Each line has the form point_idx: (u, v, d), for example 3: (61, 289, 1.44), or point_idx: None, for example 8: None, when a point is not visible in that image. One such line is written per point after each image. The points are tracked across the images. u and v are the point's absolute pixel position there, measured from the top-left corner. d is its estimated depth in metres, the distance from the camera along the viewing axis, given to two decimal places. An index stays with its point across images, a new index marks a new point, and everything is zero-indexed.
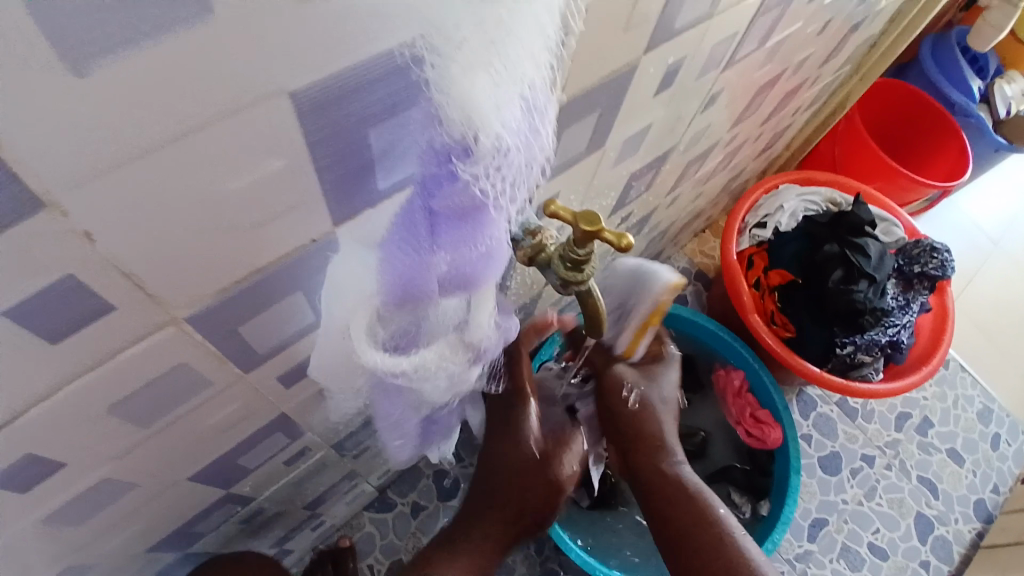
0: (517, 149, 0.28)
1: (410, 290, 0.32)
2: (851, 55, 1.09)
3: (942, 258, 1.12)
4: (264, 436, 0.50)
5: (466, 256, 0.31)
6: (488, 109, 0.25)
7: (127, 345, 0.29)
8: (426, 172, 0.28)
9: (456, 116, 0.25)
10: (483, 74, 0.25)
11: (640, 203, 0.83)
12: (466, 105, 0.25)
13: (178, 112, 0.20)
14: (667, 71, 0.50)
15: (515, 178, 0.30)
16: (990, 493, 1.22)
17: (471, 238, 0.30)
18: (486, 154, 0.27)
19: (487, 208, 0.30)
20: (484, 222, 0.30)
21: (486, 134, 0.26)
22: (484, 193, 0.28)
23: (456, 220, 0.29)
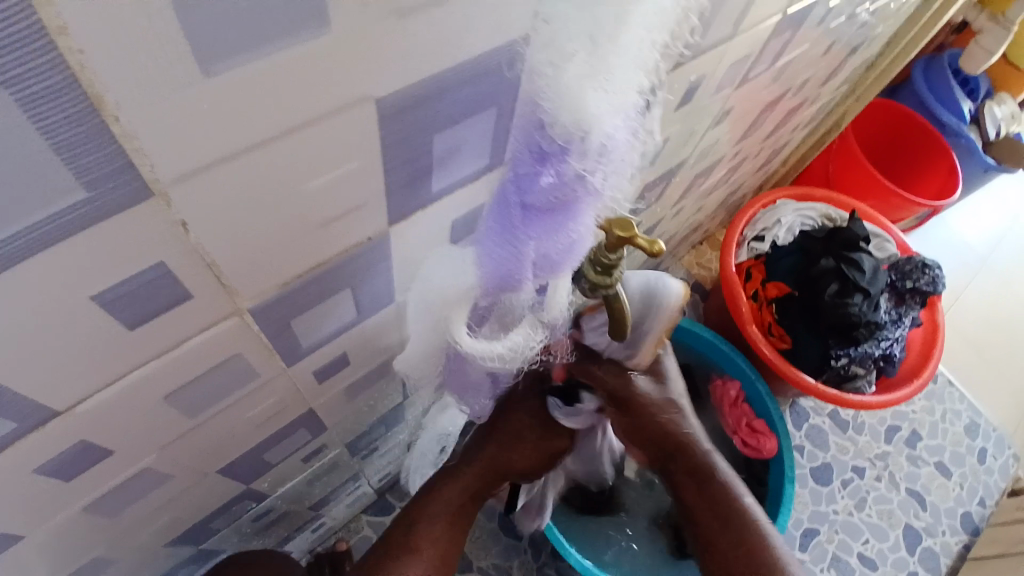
0: (619, 146, 0.29)
1: (500, 275, 0.35)
2: (849, 77, 1.12)
3: (933, 275, 1.16)
4: (289, 432, 0.51)
5: (554, 246, 0.34)
6: (599, 113, 0.27)
7: (194, 334, 0.30)
8: (523, 172, 0.30)
9: (567, 121, 0.27)
10: (593, 80, 0.26)
11: (648, 214, 0.85)
12: (576, 110, 0.26)
13: (281, 113, 0.22)
14: (688, 87, 0.53)
15: (614, 173, 0.31)
16: (977, 506, 1.25)
17: (562, 230, 0.33)
18: (591, 153, 0.28)
19: (581, 202, 0.32)
20: (575, 216, 0.32)
21: (597, 134, 0.27)
22: (584, 189, 0.30)
23: (549, 214, 0.31)
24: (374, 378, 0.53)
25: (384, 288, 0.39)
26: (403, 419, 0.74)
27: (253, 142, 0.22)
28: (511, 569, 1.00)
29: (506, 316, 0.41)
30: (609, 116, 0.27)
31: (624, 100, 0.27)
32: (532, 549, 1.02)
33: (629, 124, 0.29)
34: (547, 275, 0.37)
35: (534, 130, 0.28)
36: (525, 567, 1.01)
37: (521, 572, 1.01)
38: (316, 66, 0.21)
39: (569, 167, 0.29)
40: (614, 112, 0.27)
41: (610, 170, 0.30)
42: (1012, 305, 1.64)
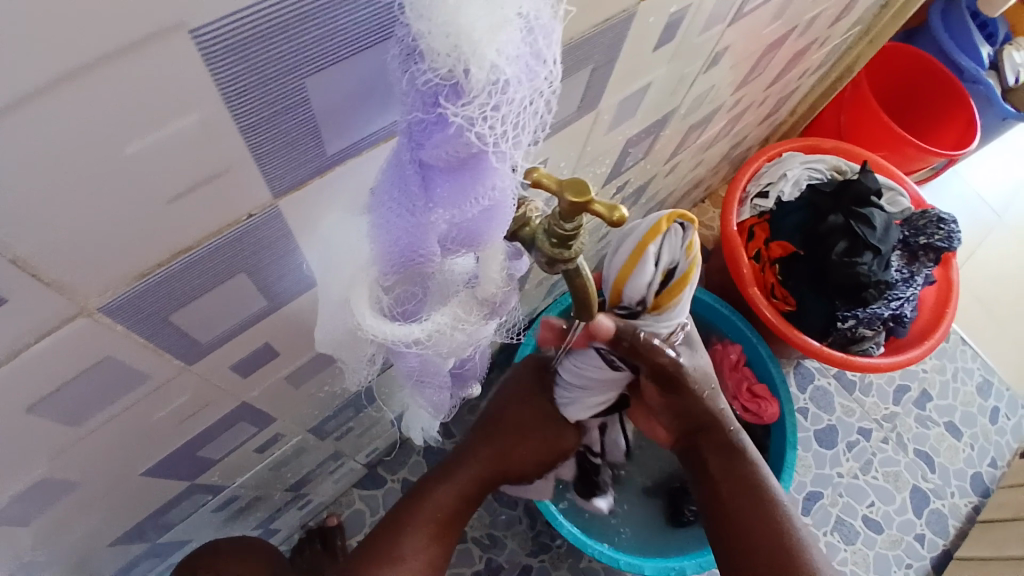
0: (519, 85, 0.22)
1: (405, 251, 0.29)
2: (863, 14, 1.02)
3: (949, 230, 1.08)
4: (228, 425, 0.46)
5: (467, 214, 0.27)
6: (478, 34, 0.21)
7: (31, 341, 0.24)
8: (412, 118, 0.24)
9: (440, 46, 0.21)
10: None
11: (638, 171, 0.77)
12: (447, 33, 0.21)
13: (49, 51, 0.16)
14: (669, 22, 0.45)
15: (521, 127, 0.24)
16: (988, 467, 1.21)
17: (470, 196, 0.26)
18: (481, 90, 0.22)
19: (489, 159, 0.25)
20: (485, 176, 0.25)
21: (478, 65, 0.21)
22: (482, 143, 0.23)
23: (450, 173, 0.25)
24: (320, 364, 0.48)
25: (299, 272, 0.33)
26: (375, 398, 0.69)
27: (12, 99, 0.17)
28: (504, 539, 0.97)
29: (437, 292, 0.35)
30: (490, 39, 0.21)
31: (511, 21, 0.21)
32: (526, 518, 0.99)
33: (533, 55, 0.23)
34: (469, 247, 0.30)
35: (411, 64, 0.22)
36: (519, 537, 0.98)
37: (515, 542, 0.98)
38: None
39: (453, 113, 0.22)
40: (498, 33, 0.21)
41: (516, 123, 0.24)
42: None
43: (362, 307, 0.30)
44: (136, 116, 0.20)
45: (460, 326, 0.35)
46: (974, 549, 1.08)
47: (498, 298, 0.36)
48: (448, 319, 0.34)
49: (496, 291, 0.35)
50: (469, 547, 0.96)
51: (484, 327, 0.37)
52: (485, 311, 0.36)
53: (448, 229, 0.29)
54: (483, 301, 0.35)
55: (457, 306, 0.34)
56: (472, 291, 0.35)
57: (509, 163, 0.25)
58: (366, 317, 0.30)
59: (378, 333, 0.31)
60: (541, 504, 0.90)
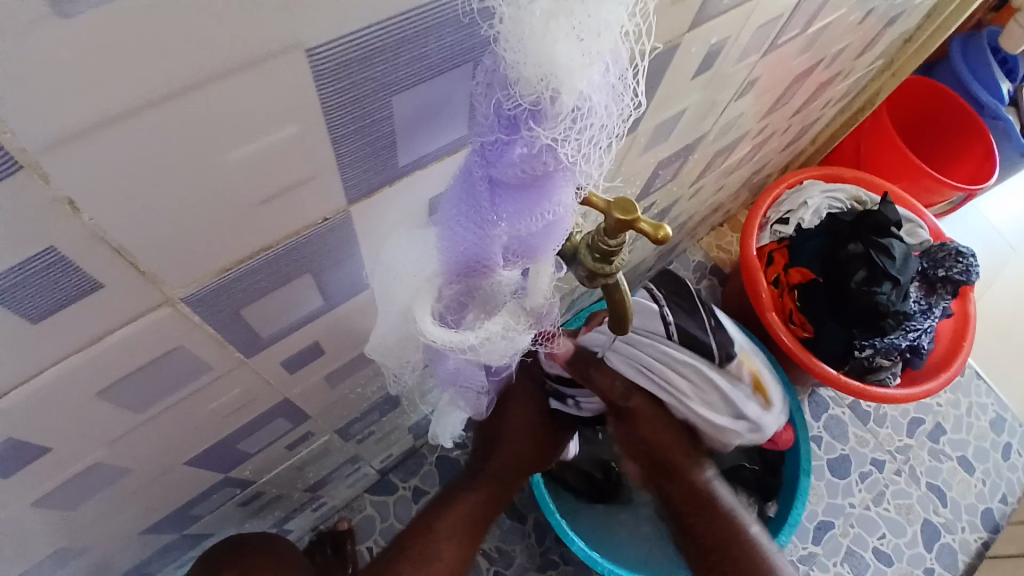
0: (600, 111, 0.24)
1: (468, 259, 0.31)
2: (887, 48, 1.04)
3: (967, 263, 1.09)
4: (267, 420, 0.48)
5: (530, 228, 0.29)
6: (569, 67, 0.22)
7: (117, 326, 0.26)
8: (488, 138, 0.26)
9: (531, 74, 0.22)
10: (566, 26, 0.22)
11: (664, 192, 0.79)
12: (539, 62, 0.22)
13: (181, 63, 0.18)
14: (709, 51, 0.47)
15: (594, 148, 0.26)
16: (998, 502, 1.19)
17: (536, 211, 0.28)
18: (564, 117, 0.23)
19: (561, 178, 0.27)
20: (553, 194, 0.27)
21: (567, 93, 0.23)
22: (560, 163, 0.25)
23: (519, 189, 0.27)
24: (357, 366, 0.49)
25: (355, 276, 0.35)
26: (399, 403, 0.71)
27: (142, 102, 0.19)
28: (512, 553, 0.98)
29: (483, 301, 0.36)
30: (582, 71, 0.23)
31: (602, 54, 0.23)
32: (535, 533, 0.99)
33: (612, 85, 0.24)
34: (525, 259, 0.32)
35: (496, 89, 0.24)
36: (528, 551, 0.98)
37: (523, 557, 0.98)
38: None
39: (538, 135, 0.24)
40: (589, 68, 0.23)
41: (590, 147, 0.26)
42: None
43: (423, 315, 0.33)
44: (242, 122, 0.21)
45: (509, 334, 0.36)
46: None
47: (543, 308, 0.37)
48: (500, 327, 0.35)
49: (543, 301, 0.36)
50: (478, 559, 0.97)
51: (529, 337, 0.38)
52: (531, 320, 0.37)
53: (509, 240, 0.30)
54: (530, 311, 0.37)
55: (507, 316, 0.36)
56: (519, 300, 0.36)
57: (579, 182, 0.27)
58: (428, 325, 0.33)
59: (434, 338, 0.33)
60: (553, 520, 0.90)
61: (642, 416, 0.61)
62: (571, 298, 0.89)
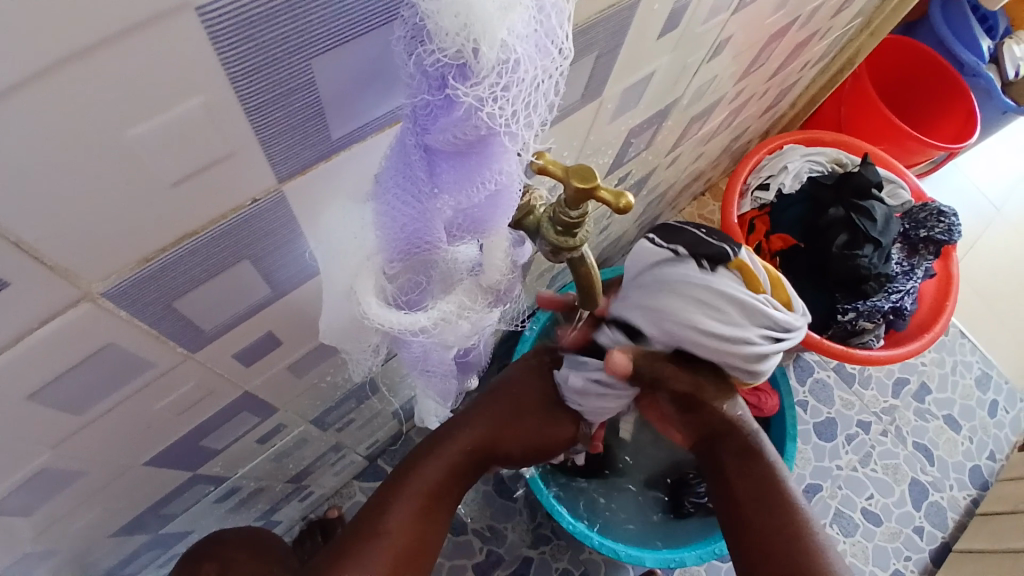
0: (529, 65, 0.23)
1: (410, 237, 0.29)
2: (864, 6, 1.02)
3: (949, 223, 1.09)
4: (231, 414, 0.46)
5: (474, 199, 0.27)
6: (489, 15, 0.21)
7: (37, 326, 0.24)
8: (417, 101, 0.24)
9: (449, 25, 0.21)
10: None
11: (639, 162, 0.77)
12: (458, 12, 0.20)
13: (55, 32, 0.16)
14: (673, 9, 0.45)
15: (530, 109, 0.24)
16: (986, 460, 1.21)
17: (478, 180, 0.26)
18: (488, 72, 0.22)
19: (496, 141, 0.25)
20: (491, 159, 0.26)
21: (488, 45, 0.21)
22: (490, 126, 0.23)
23: (457, 157, 0.25)
24: (323, 355, 0.48)
25: (302, 261, 0.33)
26: (378, 390, 0.69)
27: (18, 77, 0.17)
28: (504, 531, 0.98)
29: (441, 280, 0.34)
30: (502, 20, 0.21)
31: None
32: (526, 511, 0.99)
33: (540, 36, 0.23)
34: (473, 234, 0.30)
35: (417, 45, 0.22)
36: (519, 529, 0.98)
37: (514, 535, 0.98)
38: None
39: (463, 93, 0.22)
40: (509, 13, 0.21)
41: (524, 105, 0.24)
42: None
43: (367, 296, 0.31)
44: (140, 95, 0.19)
45: (466, 313, 0.35)
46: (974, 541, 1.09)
47: (502, 284, 0.35)
48: (454, 306, 0.34)
49: (500, 279, 0.34)
50: (471, 539, 0.97)
51: (489, 313, 0.37)
52: (489, 298, 0.36)
53: (453, 214, 0.28)
54: (487, 289, 0.35)
55: (463, 294, 0.34)
56: (475, 279, 0.34)
57: (517, 144, 0.25)
58: (372, 306, 0.31)
59: (380, 319, 0.31)
60: (546, 501, 0.90)
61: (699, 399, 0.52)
62: (551, 275, 0.87)
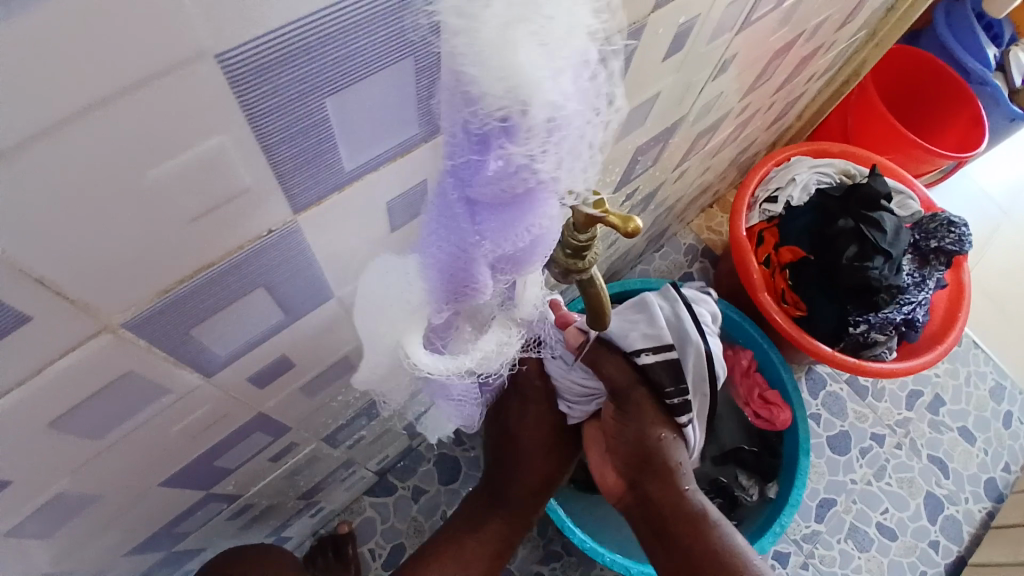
0: (577, 120, 0.23)
1: (456, 280, 0.30)
2: (868, 19, 1.03)
3: (959, 233, 1.08)
4: (244, 436, 0.46)
5: (514, 243, 0.28)
6: (536, 80, 0.21)
7: (57, 358, 0.25)
8: (459, 157, 0.24)
9: (500, 90, 0.21)
10: (525, 31, 0.21)
11: (646, 178, 0.78)
12: (508, 77, 0.21)
13: (82, 84, 0.17)
14: (678, 32, 0.45)
15: (575, 159, 0.25)
16: (1000, 472, 1.19)
17: (520, 227, 0.27)
18: (537, 132, 0.22)
19: (540, 193, 0.26)
20: (535, 208, 0.26)
21: (539, 106, 0.22)
22: (536, 180, 0.24)
23: (500, 208, 0.26)
24: (333, 376, 0.48)
25: (314, 287, 0.34)
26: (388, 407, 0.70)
27: (46, 126, 0.17)
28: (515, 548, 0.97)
29: (471, 321, 0.36)
30: (550, 83, 0.21)
31: (569, 61, 0.22)
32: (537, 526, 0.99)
33: (586, 92, 0.23)
34: (513, 270, 0.31)
35: (461, 107, 0.23)
36: (530, 545, 0.98)
37: (526, 551, 0.97)
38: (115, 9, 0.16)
39: (512, 152, 0.23)
40: (558, 78, 0.22)
41: (572, 157, 0.25)
42: None
43: (414, 347, 0.33)
44: (158, 135, 0.20)
45: (502, 352, 0.38)
46: (989, 552, 1.07)
47: (532, 315, 0.39)
48: (492, 346, 0.37)
49: (531, 309, 0.38)
50: None
51: (519, 345, 0.40)
52: (521, 329, 0.39)
53: (494, 258, 0.29)
54: (519, 321, 0.38)
55: (499, 333, 0.37)
56: (508, 313, 0.37)
57: (558, 192, 0.26)
58: (418, 356, 0.33)
59: (426, 368, 0.34)
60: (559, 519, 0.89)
61: (641, 412, 0.59)
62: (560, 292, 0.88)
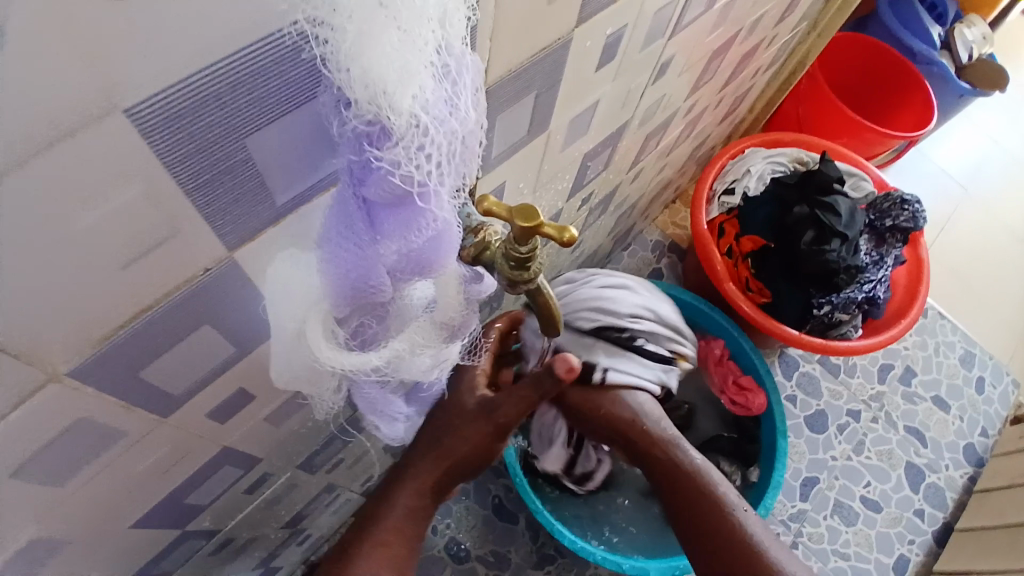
0: (439, 128, 0.25)
1: (357, 285, 0.30)
2: (807, 11, 1.06)
3: (913, 210, 1.12)
4: (214, 470, 0.47)
5: (415, 245, 0.29)
6: (395, 84, 0.22)
7: (10, 408, 0.25)
8: (349, 161, 0.25)
9: (361, 94, 0.22)
10: (385, 39, 0.22)
11: (601, 181, 0.79)
12: (367, 81, 0.22)
13: (4, 144, 0.18)
14: (608, 41, 0.47)
15: (450, 160, 0.26)
16: (979, 437, 1.23)
17: (416, 228, 0.28)
18: (404, 134, 0.24)
19: (427, 197, 0.26)
20: (426, 210, 0.27)
21: (398, 113, 0.23)
22: (415, 182, 0.25)
23: (392, 209, 0.27)
24: (298, 403, 0.48)
25: (262, 319, 0.34)
26: (363, 428, 0.70)
27: None
28: (507, 556, 0.98)
29: (396, 319, 0.36)
30: (407, 86, 0.22)
31: (424, 67, 0.23)
32: (528, 531, 0.99)
33: (447, 97, 0.25)
34: (422, 275, 0.32)
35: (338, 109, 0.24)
36: (523, 551, 0.98)
37: (519, 557, 0.98)
38: (32, 73, 0.17)
39: (383, 154, 0.24)
40: (414, 81, 0.23)
41: (447, 158, 0.26)
42: (1000, 234, 1.60)
43: (318, 342, 0.31)
44: (87, 186, 0.21)
45: (419, 351, 0.37)
46: (975, 522, 1.10)
47: (456, 320, 0.38)
48: (405, 345, 0.36)
49: (451, 313, 0.37)
50: (475, 567, 0.96)
51: (446, 346, 0.39)
52: (444, 334, 0.39)
53: (396, 260, 0.30)
54: (442, 325, 0.38)
55: (416, 332, 0.37)
56: (430, 315, 0.37)
57: (445, 194, 0.27)
58: (323, 350, 0.32)
59: (338, 364, 0.32)
60: (549, 524, 0.90)
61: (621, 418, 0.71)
62: None
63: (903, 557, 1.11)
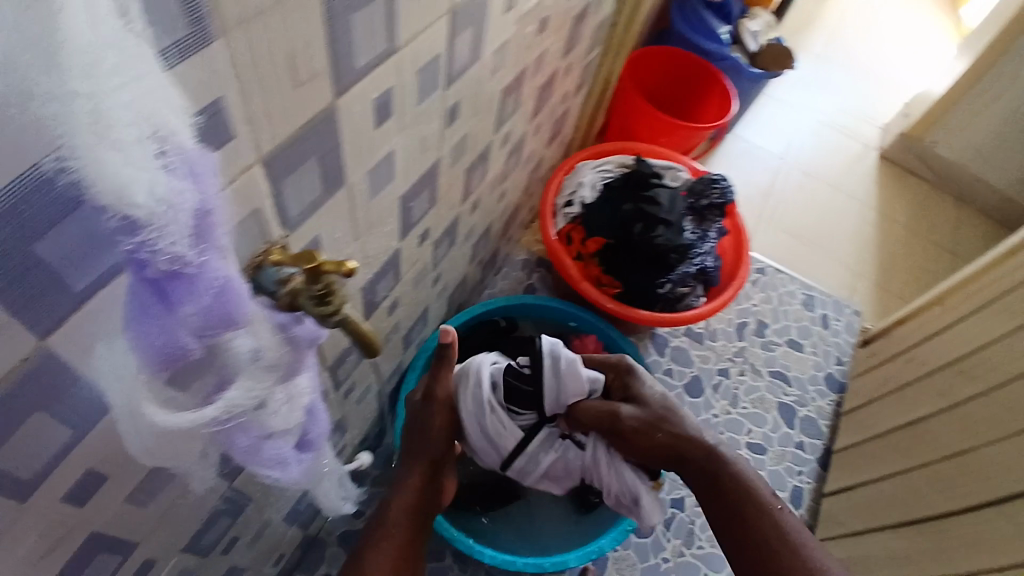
0: (184, 211, 0.30)
1: (169, 352, 0.36)
2: (591, 40, 1.24)
3: (722, 188, 1.32)
4: (89, 557, 0.49)
5: (207, 305, 0.35)
6: (134, 187, 0.27)
7: None
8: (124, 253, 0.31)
9: (106, 198, 0.26)
10: (113, 155, 0.26)
11: (433, 218, 0.89)
12: (109, 189, 0.26)
13: None
14: (377, 104, 0.56)
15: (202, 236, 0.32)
16: (836, 366, 1.44)
17: (200, 291, 0.34)
18: (154, 223, 0.29)
19: (194, 266, 0.33)
20: (201, 273, 0.34)
21: (140, 208, 0.28)
22: (177, 255, 0.31)
23: (174, 282, 0.33)
24: (164, 478, 0.52)
25: (94, 397, 0.39)
26: (252, 494, 0.73)
27: None
28: None
29: (226, 373, 0.41)
30: (141, 183, 0.27)
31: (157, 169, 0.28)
32: (455, 558, 1.05)
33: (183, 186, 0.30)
34: (228, 329, 0.38)
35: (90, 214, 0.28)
36: None
37: None
38: None
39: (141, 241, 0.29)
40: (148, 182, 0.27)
41: (193, 235, 0.32)
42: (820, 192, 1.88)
43: (147, 407, 0.37)
44: None
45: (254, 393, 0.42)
46: (848, 439, 1.29)
47: (279, 357, 0.44)
48: (240, 392, 0.41)
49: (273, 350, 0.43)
50: None
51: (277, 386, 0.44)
52: (274, 372, 0.44)
53: (198, 323, 0.36)
54: (270, 367, 0.43)
55: (247, 380, 0.42)
56: (257, 362, 0.42)
57: (209, 259, 0.33)
58: (152, 411, 0.37)
59: (167, 421, 0.38)
60: (470, 549, 0.97)
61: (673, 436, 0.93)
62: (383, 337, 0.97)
63: (796, 487, 1.27)
